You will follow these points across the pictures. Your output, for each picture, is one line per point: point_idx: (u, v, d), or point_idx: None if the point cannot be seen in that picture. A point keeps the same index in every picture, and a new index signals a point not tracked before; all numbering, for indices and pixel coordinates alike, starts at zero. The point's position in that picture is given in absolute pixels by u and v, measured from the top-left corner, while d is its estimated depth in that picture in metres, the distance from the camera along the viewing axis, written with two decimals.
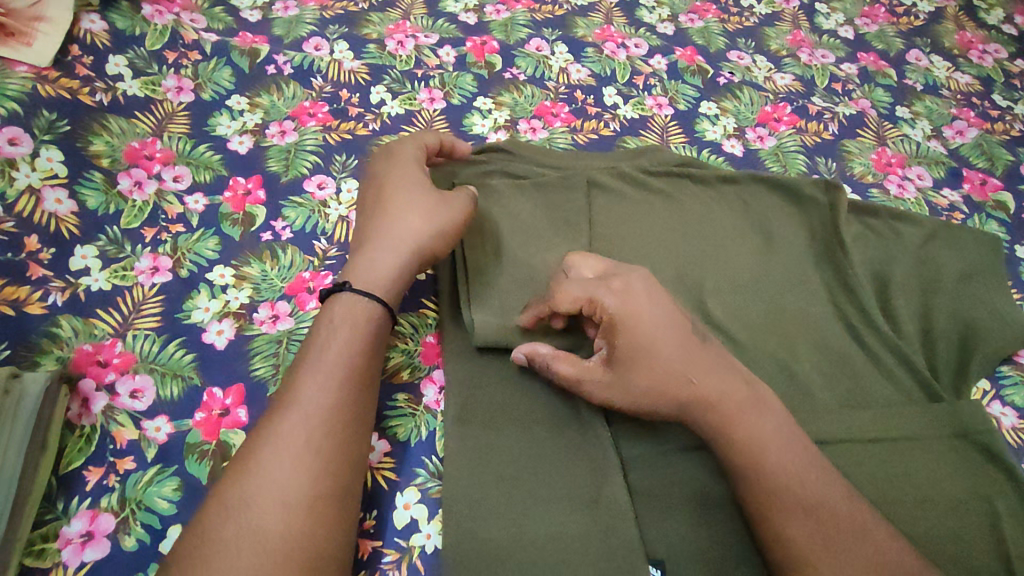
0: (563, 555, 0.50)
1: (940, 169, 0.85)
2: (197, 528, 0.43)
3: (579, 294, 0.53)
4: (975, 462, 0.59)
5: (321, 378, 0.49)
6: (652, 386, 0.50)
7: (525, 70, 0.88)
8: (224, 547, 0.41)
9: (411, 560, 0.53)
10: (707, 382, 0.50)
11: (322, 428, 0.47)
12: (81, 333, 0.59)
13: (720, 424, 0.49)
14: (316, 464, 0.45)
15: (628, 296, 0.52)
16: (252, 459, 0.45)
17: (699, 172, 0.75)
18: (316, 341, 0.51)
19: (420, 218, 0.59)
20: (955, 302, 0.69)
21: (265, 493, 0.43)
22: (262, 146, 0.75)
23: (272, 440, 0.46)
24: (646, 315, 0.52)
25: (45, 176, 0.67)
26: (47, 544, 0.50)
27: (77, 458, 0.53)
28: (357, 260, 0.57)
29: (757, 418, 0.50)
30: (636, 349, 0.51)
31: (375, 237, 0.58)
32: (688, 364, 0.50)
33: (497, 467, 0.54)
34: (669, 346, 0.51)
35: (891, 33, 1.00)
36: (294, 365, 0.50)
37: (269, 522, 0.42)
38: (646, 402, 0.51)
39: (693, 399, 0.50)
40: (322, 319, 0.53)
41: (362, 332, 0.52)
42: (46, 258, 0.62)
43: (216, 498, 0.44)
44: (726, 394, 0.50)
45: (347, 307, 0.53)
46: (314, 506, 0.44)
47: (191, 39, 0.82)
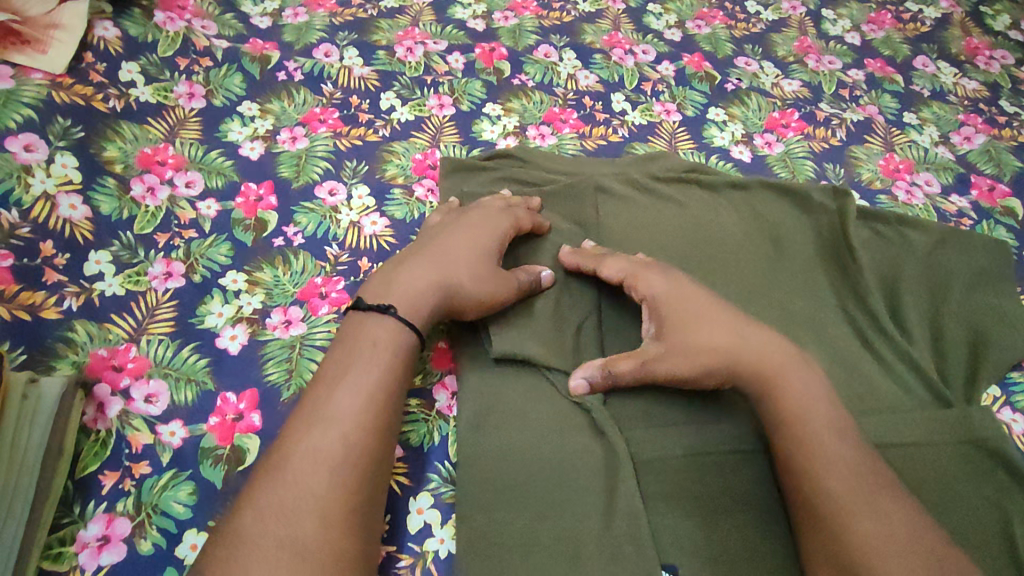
0: (576, 561, 0.51)
1: (949, 176, 0.85)
2: (229, 539, 0.42)
3: (619, 270, 0.61)
4: (986, 468, 0.59)
5: (362, 396, 0.48)
6: (698, 344, 0.55)
7: (533, 76, 0.88)
8: (260, 557, 0.41)
9: (425, 564, 0.53)
10: (755, 340, 0.55)
11: (359, 448, 0.46)
12: (96, 338, 0.60)
13: (766, 380, 0.53)
14: (352, 484, 0.45)
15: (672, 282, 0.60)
16: (288, 472, 0.44)
17: (707, 177, 0.76)
18: (356, 356, 0.50)
19: (472, 279, 0.57)
20: (964, 308, 0.69)
21: (303, 510, 0.43)
22: (273, 152, 0.76)
23: (311, 456, 0.45)
24: (693, 297, 0.59)
25: (59, 182, 0.67)
26: (64, 548, 0.50)
27: (92, 462, 0.54)
28: (402, 277, 0.55)
29: (801, 378, 0.53)
30: (689, 314, 0.57)
31: (426, 266, 0.56)
32: (738, 325, 0.57)
33: (510, 472, 0.55)
34: (718, 315, 0.57)
35: (898, 39, 1.01)
36: (330, 377, 0.49)
37: (307, 535, 0.42)
38: (700, 359, 0.54)
39: (740, 355, 0.54)
40: (359, 332, 0.52)
41: (402, 354, 0.52)
42: (61, 264, 0.63)
43: (249, 509, 0.43)
44: (767, 350, 0.55)
45: (391, 332, 0.52)
46: (348, 526, 0.44)
47: (203, 45, 0.83)
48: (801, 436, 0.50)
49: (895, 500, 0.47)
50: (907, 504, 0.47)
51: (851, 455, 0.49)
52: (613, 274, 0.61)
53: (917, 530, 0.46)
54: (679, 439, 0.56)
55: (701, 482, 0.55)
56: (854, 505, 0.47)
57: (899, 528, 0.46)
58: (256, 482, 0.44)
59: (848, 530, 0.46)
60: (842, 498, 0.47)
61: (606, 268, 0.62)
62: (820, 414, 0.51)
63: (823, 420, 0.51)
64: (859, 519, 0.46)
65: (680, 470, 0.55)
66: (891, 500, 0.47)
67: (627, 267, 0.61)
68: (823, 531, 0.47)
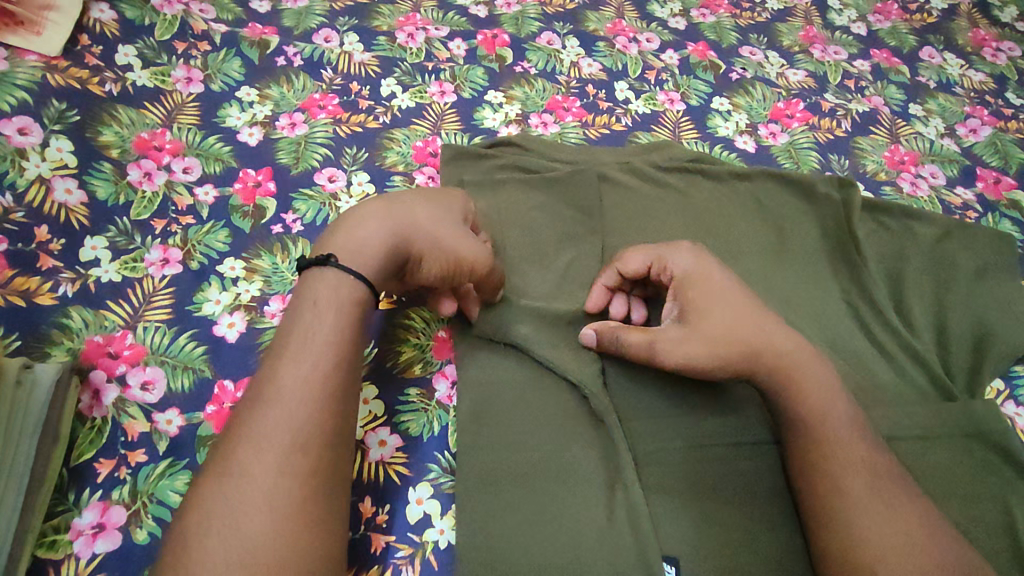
0: (578, 552, 0.50)
1: (954, 168, 0.85)
2: (180, 538, 0.40)
3: (645, 257, 0.58)
4: (989, 461, 0.59)
5: (304, 374, 0.44)
6: (723, 331, 0.52)
7: (536, 64, 0.87)
8: (206, 561, 0.38)
9: (424, 555, 0.52)
10: (779, 335, 0.52)
11: (306, 427, 0.43)
12: (91, 325, 0.59)
13: (788, 375, 0.51)
14: (301, 467, 0.42)
15: (697, 260, 0.57)
16: (233, 460, 0.41)
17: (711, 167, 0.75)
18: (298, 325, 0.46)
19: (436, 226, 0.53)
20: (970, 301, 0.69)
21: (250, 501, 0.40)
22: (272, 138, 0.75)
23: (251, 449, 0.42)
24: (717, 282, 0.55)
25: (54, 166, 0.66)
26: (58, 535, 0.49)
27: (88, 450, 0.53)
28: (351, 222, 0.52)
29: (822, 377, 0.51)
30: (712, 300, 0.54)
31: (373, 221, 0.52)
32: (761, 316, 0.53)
33: (510, 462, 0.54)
34: (743, 303, 0.54)
35: (904, 30, 1.00)
36: (274, 352, 0.46)
37: (256, 529, 0.40)
38: (719, 348, 0.51)
39: (761, 349, 0.51)
40: (304, 296, 0.48)
41: (346, 319, 0.48)
42: (56, 249, 0.62)
43: (195, 504, 0.41)
44: (792, 344, 0.52)
45: (333, 292, 0.48)
46: (302, 513, 0.41)
47: (201, 29, 0.82)
48: (820, 435, 0.49)
49: (909, 502, 0.47)
50: (915, 503, 0.47)
51: (868, 456, 0.48)
52: (636, 265, 0.58)
53: (929, 529, 0.45)
54: (679, 430, 0.56)
55: (700, 474, 0.54)
56: (870, 505, 0.46)
57: (911, 526, 0.45)
58: (202, 476, 0.42)
59: (864, 528, 0.45)
60: (850, 498, 0.46)
61: (627, 262, 0.59)
62: (841, 417, 0.50)
63: (842, 418, 0.50)
64: (868, 521, 0.45)
65: (680, 463, 0.55)
66: (900, 499, 0.47)
67: (650, 257, 0.58)
68: (834, 528, 0.46)
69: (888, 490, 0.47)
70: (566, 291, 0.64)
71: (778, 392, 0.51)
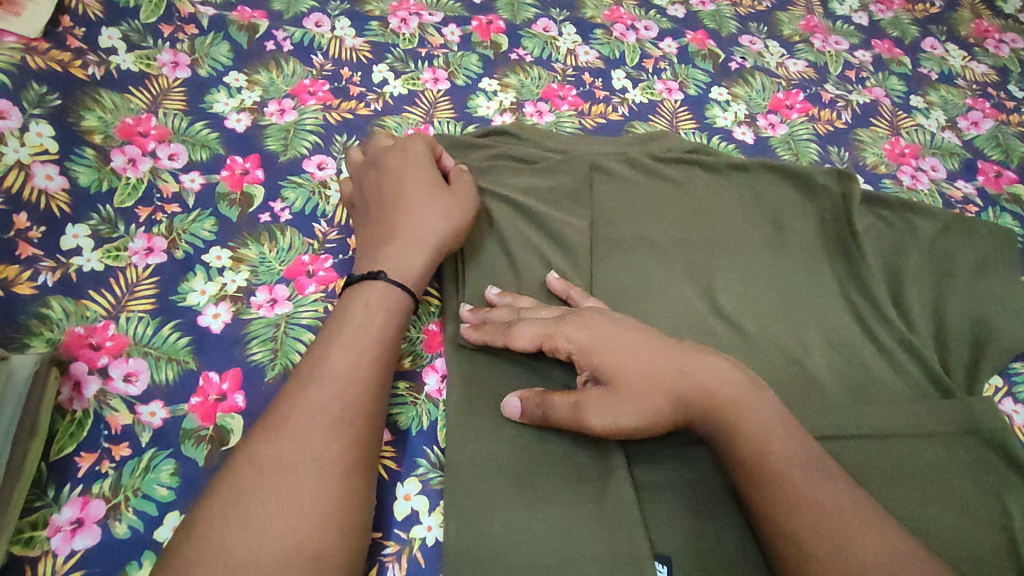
0: (569, 550, 0.49)
1: (955, 161, 0.83)
2: (227, 490, 0.43)
3: (535, 331, 0.54)
4: (987, 459, 0.58)
5: (357, 354, 0.49)
6: (645, 388, 0.49)
7: (532, 51, 0.85)
8: (261, 510, 0.41)
9: (412, 552, 0.51)
10: (699, 372, 0.49)
11: (356, 401, 0.47)
12: (72, 316, 0.57)
13: (725, 411, 0.48)
14: (349, 434, 0.46)
15: (589, 326, 0.53)
16: (286, 425, 0.45)
17: (708, 158, 0.74)
18: (351, 316, 0.51)
19: (429, 212, 0.58)
20: (969, 295, 0.68)
21: (303, 461, 0.44)
22: (260, 124, 0.73)
23: (305, 416, 0.46)
24: (616, 338, 0.52)
25: (35, 151, 0.64)
26: (36, 531, 0.48)
27: (68, 443, 0.52)
28: (370, 259, 0.56)
29: (762, 409, 0.48)
30: (619, 357, 0.50)
31: (392, 236, 0.57)
32: (675, 358, 0.50)
33: (500, 458, 0.53)
34: (648, 352, 0.50)
35: (906, 20, 0.98)
36: (325, 341, 0.50)
37: (306, 487, 0.43)
38: (646, 406, 0.49)
39: (686, 392, 0.48)
40: (352, 297, 0.53)
41: (395, 314, 0.53)
42: (36, 237, 0.60)
43: (246, 461, 0.44)
44: (722, 381, 0.49)
45: (385, 292, 0.53)
46: (345, 477, 0.45)
47: (187, 12, 0.79)
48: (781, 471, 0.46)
49: (878, 526, 0.44)
50: (883, 536, 0.44)
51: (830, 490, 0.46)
52: (526, 341, 0.54)
53: (901, 555, 0.43)
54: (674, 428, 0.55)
55: (696, 473, 0.53)
56: (834, 545, 0.43)
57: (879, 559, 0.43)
58: (257, 434, 0.45)
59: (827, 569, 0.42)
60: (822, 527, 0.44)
61: (519, 339, 0.54)
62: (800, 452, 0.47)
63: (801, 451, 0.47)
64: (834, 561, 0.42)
65: (675, 461, 0.54)
66: (869, 536, 0.44)
67: (542, 331, 0.54)
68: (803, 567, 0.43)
69: (844, 513, 0.44)
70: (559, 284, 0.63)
71: (722, 433, 0.48)
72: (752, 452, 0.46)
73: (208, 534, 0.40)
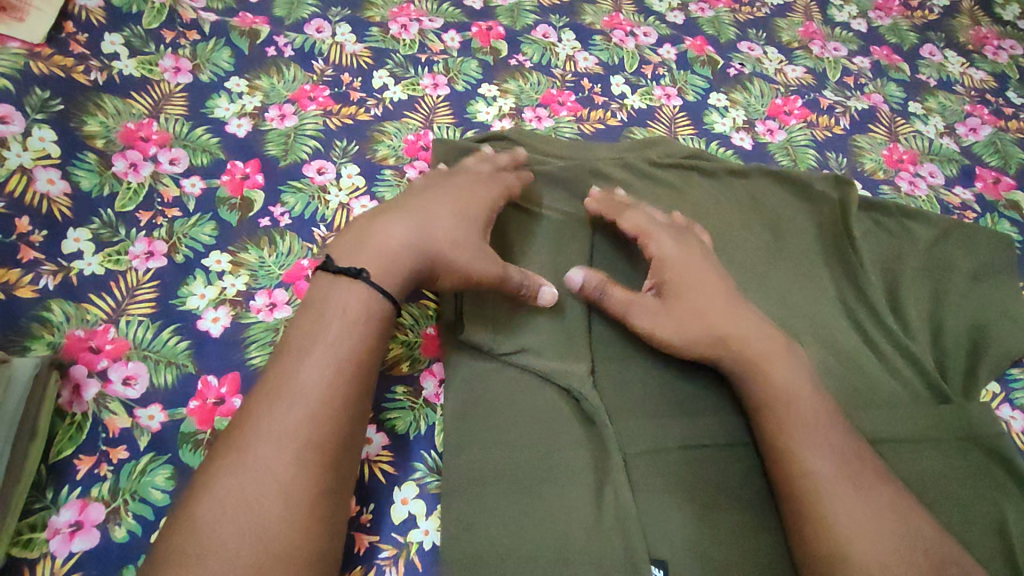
0: (565, 555, 0.49)
1: (953, 167, 0.84)
2: (187, 522, 0.39)
3: (638, 226, 0.62)
4: (984, 465, 0.58)
5: (330, 371, 0.45)
6: (698, 313, 0.56)
7: (531, 57, 0.86)
8: (221, 546, 0.38)
9: (409, 556, 0.51)
10: (745, 325, 0.56)
11: (326, 426, 0.44)
12: (73, 319, 0.58)
13: (756, 360, 0.54)
14: (316, 462, 0.42)
15: (685, 251, 0.60)
16: (248, 453, 0.41)
17: (706, 163, 0.74)
18: (325, 327, 0.47)
19: (458, 246, 0.55)
20: (967, 301, 0.68)
21: (267, 489, 0.40)
22: (261, 129, 0.73)
23: (270, 440, 0.42)
24: (698, 273, 0.59)
25: (37, 156, 0.65)
26: (35, 533, 0.48)
27: (67, 446, 0.52)
28: (382, 232, 0.53)
29: (788, 364, 0.55)
30: (686, 288, 0.58)
31: (402, 225, 0.54)
32: (732, 309, 0.57)
33: (498, 462, 0.53)
34: (715, 293, 0.58)
35: (905, 26, 0.98)
36: (296, 352, 0.46)
37: (271, 519, 0.40)
38: (694, 329, 0.56)
39: (727, 335, 0.55)
40: (326, 305, 0.48)
41: (374, 326, 0.49)
42: (37, 241, 0.61)
43: (206, 491, 0.41)
44: (763, 335, 0.56)
45: (363, 303, 0.49)
46: (313, 504, 0.42)
47: (189, 17, 0.80)
48: (798, 414, 0.52)
49: (879, 482, 0.49)
50: (884, 491, 0.49)
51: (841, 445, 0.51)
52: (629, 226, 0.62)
53: (899, 510, 0.48)
54: (671, 432, 0.56)
55: (692, 476, 0.54)
56: (841, 491, 0.48)
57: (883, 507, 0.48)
58: (218, 459, 0.42)
59: (830, 509, 0.47)
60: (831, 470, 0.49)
61: (627, 219, 0.63)
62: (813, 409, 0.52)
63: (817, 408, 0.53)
64: (843, 503, 0.47)
65: (671, 466, 0.54)
66: (873, 489, 0.49)
67: (644, 225, 0.62)
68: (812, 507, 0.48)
69: (850, 461, 0.50)
70: (557, 288, 0.63)
71: (748, 375, 0.54)
72: (779, 396, 0.53)
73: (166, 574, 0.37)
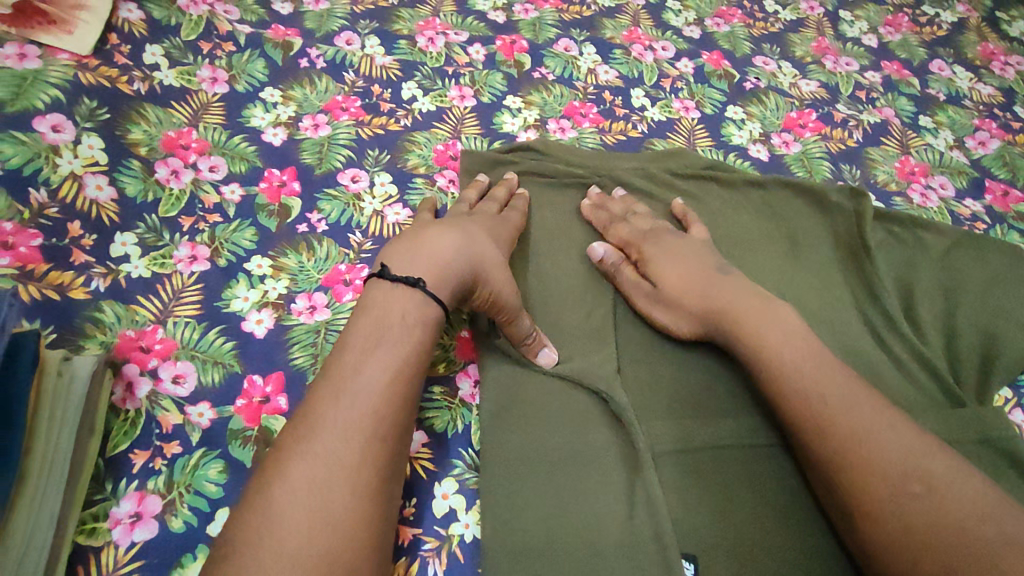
0: (600, 548, 0.52)
1: (963, 180, 0.86)
2: (261, 507, 0.41)
3: (624, 235, 0.67)
4: (998, 466, 0.60)
5: (390, 370, 0.48)
6: (682, 300, 0.61)
7: (554, 70, 0.89)
8: (295, 528, 0.40)
9: (451, 548, 0.53)
10: (723, 296, 0.60)
11: (387, 419, 0.46)
12: (123, 320, 0.60)
13: (741, 331, 0.57)
14: (377, 452, 0.45)
15: (666, 247, 0.65)
16: (316, 443, 0.44)
17: (726, 174, 0.77)
18: (384, 329, 0.50)
19: (497, 267, 0.57)
20: (979, 309, 0.70)
21: (334, 478, 0.43)
22: (296, 138, 0.76)
23: (337, 432, 0.44)
24: (682, 260, 0.63)
25: (86, 163, 0.67)
26: (97, 523, 0.50)
27: (123, 441, 0.54)
28: (432, 244, 0.55)
29: (772, 327, 0.57)
30: (670, 275, 0.63)
31: (451, 237, 0.56)
32: (713, 283, 0.61)
33: (533, 459, 0.56)
34: (697, 274, 0.62)
35: (914, 42, 1.01)
36: (358, 350, 0.48)
37: (339, 507, 0.42)
38: (686, 315, 0.61)
39: (714, 310, 0.59)
40: (384, 306, 0.51)
41: (426, 328, 0.51)
42: (88, 245, 0.63)
43: (277, 479, 0.42)
44: (740, 302, 0.59)
45: (420, 308, 0.51)
46: (375, 495, 0.44)
47: (226, 30, 0.83)
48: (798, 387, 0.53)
49: (897, 434, 0.49)
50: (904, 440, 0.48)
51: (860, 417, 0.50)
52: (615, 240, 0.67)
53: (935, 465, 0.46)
54: (697, 433, 0.58)
55: (719, 474, 0.56)
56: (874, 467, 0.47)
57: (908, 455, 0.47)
58: (285, 448, 0.44)
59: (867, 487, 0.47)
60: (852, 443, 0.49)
61: (615, 232, 0.68)
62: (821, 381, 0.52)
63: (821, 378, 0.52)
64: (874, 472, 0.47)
65: (699, 465, 0.57)
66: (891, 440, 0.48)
67: (629, 236, 0.67)
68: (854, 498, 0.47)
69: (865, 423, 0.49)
70: (585, 294, 0.65)
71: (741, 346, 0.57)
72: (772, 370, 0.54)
73: (244, 552, 0.39)
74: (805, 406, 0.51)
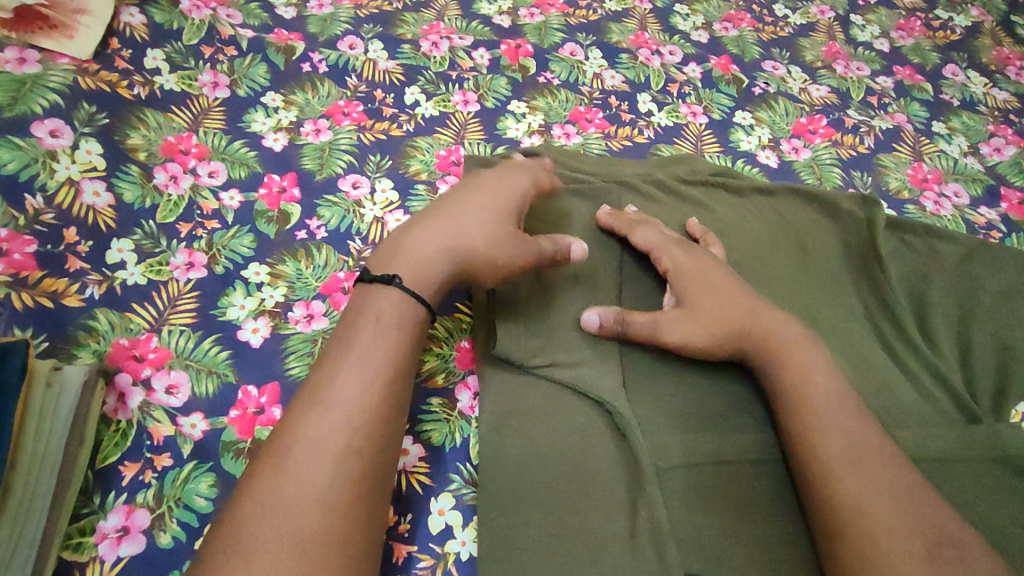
0: (601, 568, 0.50)
1: (978, 187, 0.84)
2: (230, 523, 0.40)
3: (652, 240, 0.64)
4: (1017, 485, 0.58)
5: (365, 378, 0.46)
6: (715, 314, 0.58)
7: (559, 74, 0.87)
8: (260, 544, 0.39)
9: (446, 566, 0.52)
10: (763, 315, 0.58)
11: (367, 433, 0.45)
12: (117, 328, 0.59)
13: (774, 345, 0.56)
14: (357, 467, 0.44)
15: (696, 259, 0.62)
16: (285, 456, 0.43)
17: (733, 182, 0.76)
18: (359, 336, 0.49)
19: (483, 251, 0.55)
20: (995, 322, 0.68)
21: (304, 491, 0.41)
22: (296, 144, 0.75)
23: (308, 444, 0.43)
24: (712, 279, 0.60)
25: (84, 168, 0.67)
26: (84, 538, 0.49)
27: (113, 453, 0.53)
28: (410, 243, 0.54)
29: (804, 348, 0.56)
30: (700, 292, 0.59)
31: (429, 228, 0.55)
32: (749, 302, 0.59)
33: (533, 475, 0.54)
34: (729, 288, 0.60)
35: (927, 46, 0.99)
36: (332, 359, 0.48)
37: (310, 520, 0.41)
38: (714, 332, 0.57)
39: (746, 326, 0.57)
40: (359, 314, 0.50)
41: (407, 334, 0.50)
42: (83, 251, 0.62)
43: (246, 493, 0.41)
44: (780, 324, 0.57)
45: (396, 310, 0.50)
46: (350, 506, 0.43)
47: (227, 34, 0.82)
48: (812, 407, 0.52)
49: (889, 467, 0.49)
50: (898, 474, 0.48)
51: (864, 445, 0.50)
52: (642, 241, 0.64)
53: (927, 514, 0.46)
54: (702, 447, 0.56)
55: (724, 491, 0.55)
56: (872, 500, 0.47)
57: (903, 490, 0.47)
58: (257, 462, 0.43)
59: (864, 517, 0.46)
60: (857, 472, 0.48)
61: (639, 235, 0.64)
62: (829, 408, 0.52)
63: (833, 406, 0.52)
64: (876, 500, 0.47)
65: (704, 481, 0.55)
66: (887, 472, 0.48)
67: (655, 240, 0.64)
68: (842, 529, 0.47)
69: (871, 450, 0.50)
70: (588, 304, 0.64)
71: (768, 359, 0.56)
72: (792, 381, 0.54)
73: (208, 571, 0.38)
74: (812, 430, 0.51)
